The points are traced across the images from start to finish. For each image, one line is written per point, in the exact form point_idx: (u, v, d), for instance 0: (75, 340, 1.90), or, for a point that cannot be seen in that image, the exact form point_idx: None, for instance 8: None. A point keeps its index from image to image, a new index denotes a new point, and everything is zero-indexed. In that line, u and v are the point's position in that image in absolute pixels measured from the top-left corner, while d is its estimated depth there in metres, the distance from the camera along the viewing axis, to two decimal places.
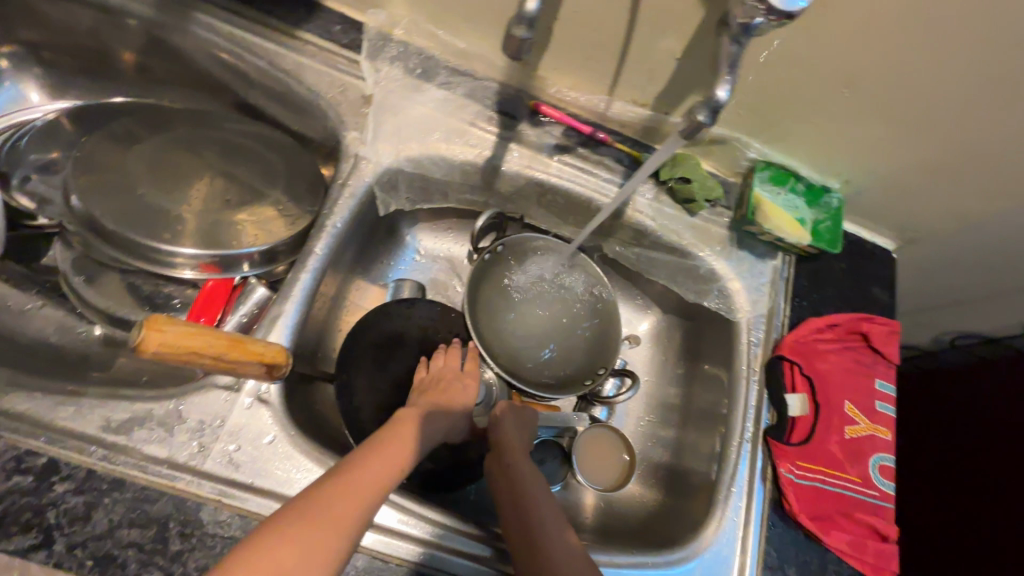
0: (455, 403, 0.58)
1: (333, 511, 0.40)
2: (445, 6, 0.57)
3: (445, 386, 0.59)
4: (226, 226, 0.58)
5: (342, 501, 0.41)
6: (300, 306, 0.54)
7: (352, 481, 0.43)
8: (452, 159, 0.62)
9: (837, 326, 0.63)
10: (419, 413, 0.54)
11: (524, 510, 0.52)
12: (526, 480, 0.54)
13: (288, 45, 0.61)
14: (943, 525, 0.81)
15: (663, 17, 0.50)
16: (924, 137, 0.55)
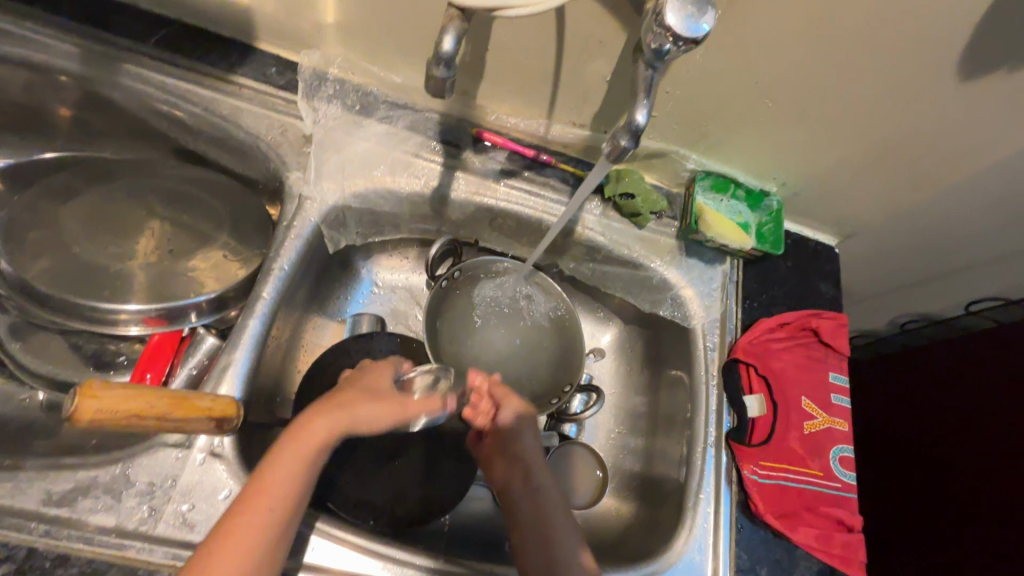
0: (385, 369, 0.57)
1: (265, 525, 0.42)
2: (377, 43, 0.58)
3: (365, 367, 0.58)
4: (171, 277, 0.58)
5: (272, 508, 0.42)
6: (250, 353, 0.53)
7: (278, 483, 0.43)
8: (398, 191, 0.62)
9: (788, 324, 0.65)
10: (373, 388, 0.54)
11: (540, 520, 0.56)
12: (548, 498, 0.58)
13: (223, 90, 0.60)
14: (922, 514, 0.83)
15: (587, 43, 0.52)
16: (845, 141, 0.58)
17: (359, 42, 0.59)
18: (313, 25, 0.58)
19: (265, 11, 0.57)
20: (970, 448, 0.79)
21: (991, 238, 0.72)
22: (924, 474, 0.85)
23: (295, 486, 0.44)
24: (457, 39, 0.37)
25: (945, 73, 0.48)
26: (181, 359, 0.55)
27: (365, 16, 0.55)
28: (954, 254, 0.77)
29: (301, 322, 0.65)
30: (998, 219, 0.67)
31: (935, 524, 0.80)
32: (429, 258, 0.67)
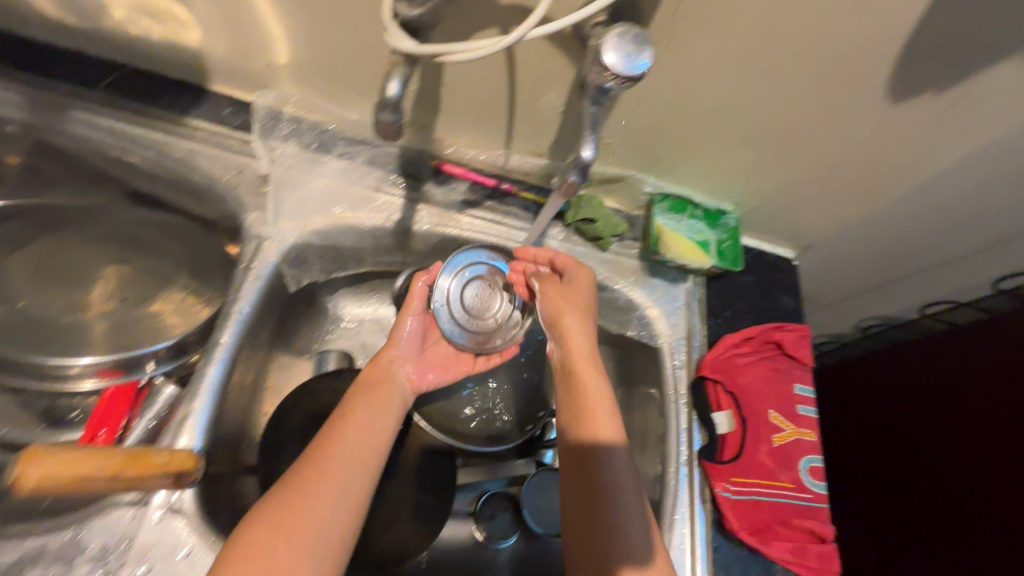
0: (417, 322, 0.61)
1: (337, 458, 0.46)
2: (332, 82, 0.58)
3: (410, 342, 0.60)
4: (127, 325, 0.57)
5: (347, 446, 0.47)
6: (211, 401, 0.52)
7: (354, 430, 0.49)
8: (360, 227, 0.62)
9: (752, 339, 0.66)
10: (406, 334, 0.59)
11: (594, 499, 0.50)
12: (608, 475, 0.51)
13: (176, 133, 0.60)
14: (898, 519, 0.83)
15: (539, 78, 0.53)
16: (793, 160, 0.60)
17: (314, 81, 0.59)
18: (266, 66, 0.58)
19: (216, 53, 0.57)
20: (930, 451, 0.80)
21: (938, 244, 0.75)
22: (894, 477, 0.86)
23: (370, 424, 0.50)
24: (402, 84, 0.38)
25: (876, 97, 0.51)
26: (140, 409, 0.54)
27: (318, 56, 0.56)
28: (906, 260, 0.80)
29: (266, 362, 0.64)
30: (941, 226, 0.70)
31: (905, 525, 0.82)
32: (394, 289, 0.66)
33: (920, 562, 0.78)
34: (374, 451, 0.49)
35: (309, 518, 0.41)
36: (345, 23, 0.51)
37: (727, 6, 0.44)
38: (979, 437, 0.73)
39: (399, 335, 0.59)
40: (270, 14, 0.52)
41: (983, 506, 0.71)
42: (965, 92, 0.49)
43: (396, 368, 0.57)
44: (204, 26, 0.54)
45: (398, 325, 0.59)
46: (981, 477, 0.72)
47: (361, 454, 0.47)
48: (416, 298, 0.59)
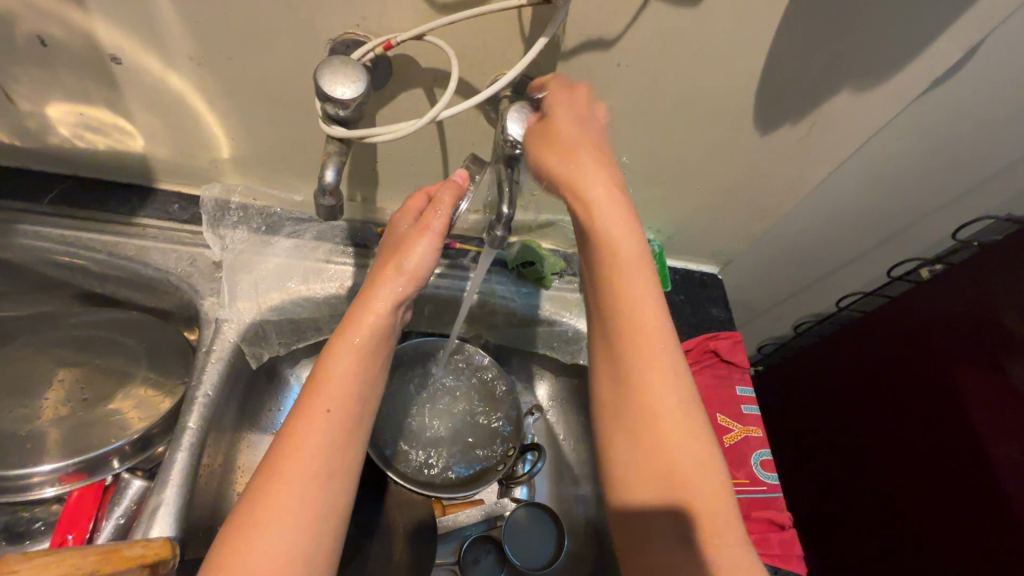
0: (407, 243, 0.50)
1: (324, 418, 0.42)
2: (274, 170, 0.64)
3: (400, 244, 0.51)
4: (85, 427, 0.56)
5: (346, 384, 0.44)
6: (179, 488, 0.52)
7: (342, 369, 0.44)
8: (314, 297, 0.66)
9: (690, 351, 0.73)
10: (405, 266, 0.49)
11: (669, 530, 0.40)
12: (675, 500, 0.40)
13: (126, 233, 0.62)
14: (880, 507, 0.85)
15: (463, 146, 0.60)
16: (697, 189, 0.69)
17: (257, 169, 0.64)
18: (210, 161, 0.62)
19: (160, 155, 0.61)
20: (893, 442, 0.83)
21: (835, 244, 0.85)
22: (858, 468, 0.89)
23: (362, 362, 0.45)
24: (337, 170, 0.43)
25: (747, 133, 0.60)
26: (107, 510, 0.54)
27: (259, 149, 0.61)
28: (814, 262, 0.90)
29: (234, 442, 0.65)
30: (833, 227, 0.81)
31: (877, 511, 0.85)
32: None
33: (885, 539, 0.84)
34: (363, 421, 0.44)
35: (317, 472, 0.40)
36: (280, 117, 0.57)
37: (608, 75, 0.52)
38: (942, 432, 0.76)
39: (408, 261, 0.49)
40: (210, 118, 0.57)
41: (925, 477, 0.78)
42: (814, 121, 0.59)
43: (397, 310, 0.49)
44: (147, 133, 0.58)
45: (409, 252, 0.49)
46: (949, 470, 0.75)
47: (348, 425, 0.43)
48: (439, 218, 0.50)
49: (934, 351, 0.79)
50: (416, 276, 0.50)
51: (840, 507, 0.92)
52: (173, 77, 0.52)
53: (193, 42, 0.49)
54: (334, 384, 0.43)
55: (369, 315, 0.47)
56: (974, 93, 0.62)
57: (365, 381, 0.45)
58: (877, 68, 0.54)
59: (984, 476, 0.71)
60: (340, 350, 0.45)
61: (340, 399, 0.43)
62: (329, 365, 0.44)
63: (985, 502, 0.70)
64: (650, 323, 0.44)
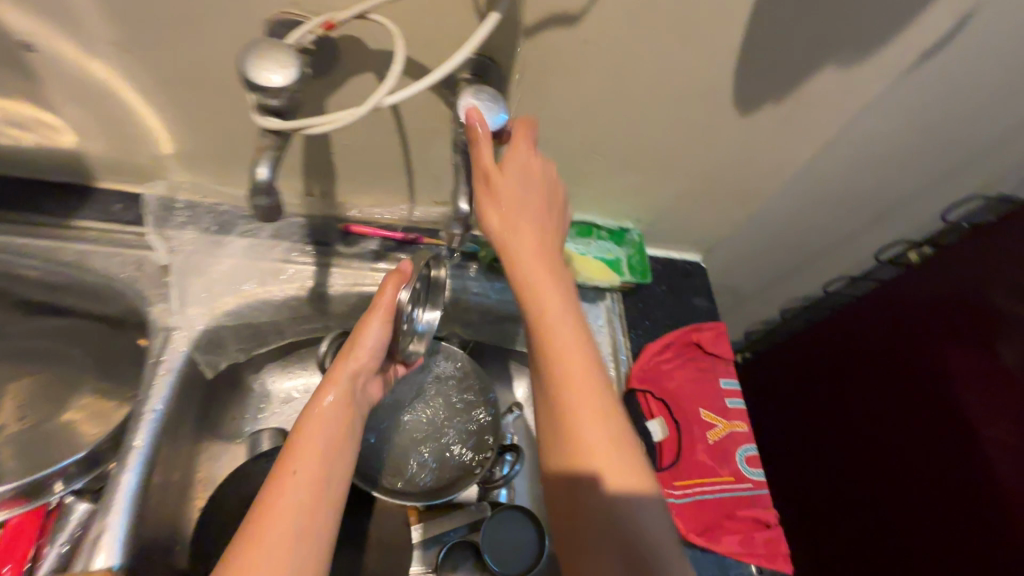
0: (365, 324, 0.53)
1: (294, 483, 0.43)
2: (223, 165, 0.59)
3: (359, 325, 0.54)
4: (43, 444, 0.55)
5: (314, 451, 0.46)
6: (127, 512, 0.49)
7: (310, 438, 0.47)
8: (273, 300, 0.62)
9: (674, 343, 0.69)
10: (364, 345, 0.52)
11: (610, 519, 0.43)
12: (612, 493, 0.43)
13: (64, 238, 0.58)
14: (872, 497, 0.83)
15: (424, 134, 0.56)
16: (676, 175, 0.65)
17: (204, 165, 0.59)
18: (152, 158, 0.58)
19: (96, 152, 0.56)
20: (883, 429, 0.81)
21: (821, 227, 0.82)
22: (848, 458, 0.87)
23: (331, 431, 0.48)
24: (272, 167, 0.39)
25: (727, 115, 0.56)
26: (50, 537, 0.50)
27: (204, 143, 0.56)
28: (800, 245, 0.87)
29: (193, 454, 0.61)
30: (819, 211, 0.78)
31: (870, 504, 0.83)
32: (320, 354, 0.65)
33: (876, 530, 0.82)
34: (334, 488, 0.45)
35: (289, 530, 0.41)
36: (222, 107, 0.52)
37: (576, 54, 0.48)
38: (932, 416, 0.74)
39: (364, 337, 0.52)
40: (145, 110, 0.52)
41: (915, 467, 0.76)
42: (798, 100, 0.56)
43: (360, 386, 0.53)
44: (78, 128, 0.53)
45: (363, 332, 0.53)
46: (942, 455, 0.73)
47: (318, 488, 0.44)
48: (388, 297, 0.52)
49: (924, 336, 0.76)
50: (376, 353, 0.53)
51: (832, 498, 0.90)
52: (96, 64, 0.47)
53: (114, 25, 0.44)
54: (302, 452, 0.45)
55: (333, 388, 0.50)
56: (968, 67, 0.58)
57: (332, 449, 0.47)
58: (865, 41, 0.50)
59: (975, 458, 0.69)
60: (310, 422, 0.48)
61: (309, 465, 0.45)
62: (300, 433, 0.47)
63: (978, 491, 0.69)
64: (559, 317, 0.46)
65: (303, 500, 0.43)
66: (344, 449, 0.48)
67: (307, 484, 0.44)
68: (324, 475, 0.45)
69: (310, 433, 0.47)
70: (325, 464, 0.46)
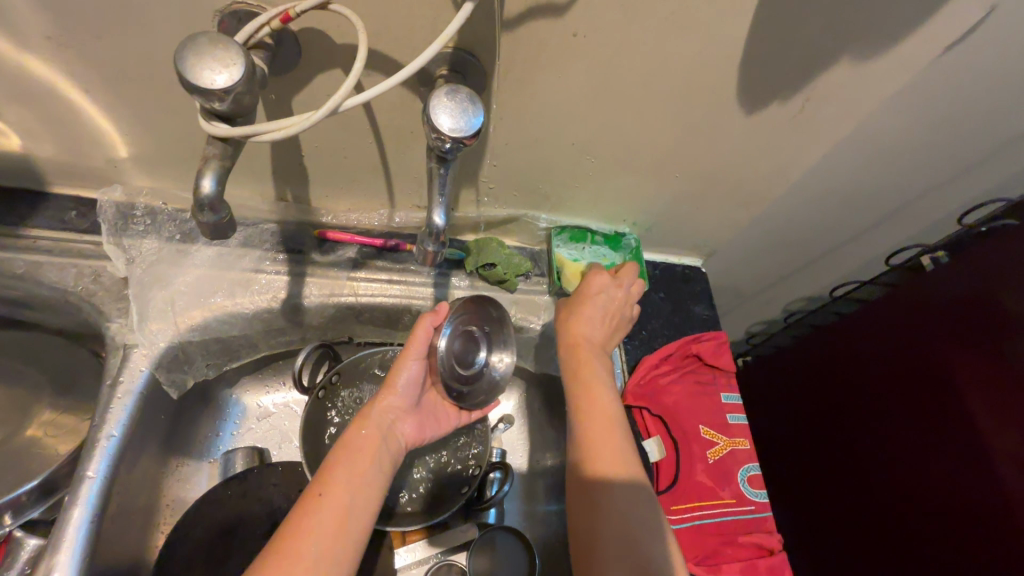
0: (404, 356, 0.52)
1: (327, 501, 0.43)
2: (185, 169, 0.55)
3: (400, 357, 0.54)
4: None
5: (351, 472, 0.45)
6: (79, 549, 0.45)
7: (350, 460, 0.46)
8: (243, 313, 0.58)
9: (671, 356, 0.65)
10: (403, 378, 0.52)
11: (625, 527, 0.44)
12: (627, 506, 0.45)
13: (13, 248, 0.53)
14: (878, 510, 0.79)
15: (401, 135, 0.51)
16: (675, 177, 0.61)
17: (165, 169, 0.55)
18: (107, 161, 0.53)
19: (45, 155, 0.52)
20: (889, 440, 0.77)
21: (828, 228, 0.78)
22: (855, 471, 0.83)
23: (369, 456, 0.47)
24: (218, 179, 0.34)
25: (730, 113, 0.52)
26: None
27: (162, 145, 0.52)
28: (805, 247, 0.83)
29: (159, 477, 0.57)
30: (826, 212, 0.74)
31: (877, 518, 0.79)
32: (295, 369, 0.60)
33: (875, 544, 0.79)
34: (363, 512, 0.44)
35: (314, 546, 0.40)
36: (178, 107, 0.48)
37: (564, 48, 0.43)
38: (941, 427, 0.70)
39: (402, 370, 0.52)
40: (93, 111, 0.47)
41: (919, 482, 0.73)
42: (807, 98, 0.51)
43: (396, 420, 0.52)
44: (22, 129, 0.49)
45: (397, 371, 0.52)
46: (952, 467, 0.68)
47: (348, 508, 0.43)
48: (419, 340, 0.52)
49: (934, 345, 0.72)
50: (414, 385, 0.53)
51: (837, 510, 0.86)
52: (33, 60, 0.42)
53: (46, 16, 0.39)
54: (332, 476, 0.44)
55: (372, 416, 0.50)
56: (993, 60, 0.53)
57: (366, 472, 0.46)
58: (882, 33, 0.46)
59: (985, 472, 0.65)
60: (350, 444, 0.47)
61: (343, 485, 0.44)
62: (341, 453, 0.46)
63: (981, 509, 0.65)
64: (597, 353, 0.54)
65: (329, 523, 0.41)
66: (375, 478, 0.46)
67: (340, 504, 0.43)
68: (351, 501, 0.44)
69: (350, 454, 0.46)
70: (358, 487, 0.45)
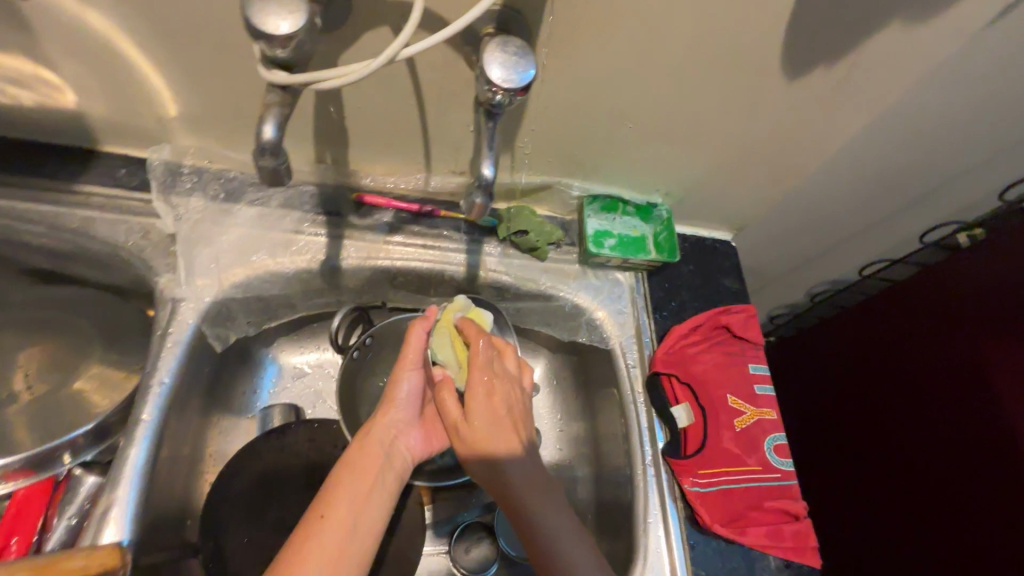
0: (400, 374, 0.56)
1: (327, 520, 0.45)
2: (231, 130, 0.56)
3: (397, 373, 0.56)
4: (63, 411, 0.55)
5: (352, 490, 0.48)
6: (135, 487, 0.47)
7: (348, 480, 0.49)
8: (283, 272, 0.59)
9: (700, 326, 0.66)
10: (400, 399, 0.56)
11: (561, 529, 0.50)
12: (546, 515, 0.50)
13: (68, 203, 0.55)
14: (898, 486, 0.80)
15: (442, 96, 0.52)
16: (712, 147, 0.61)
17: (211, 130, 0.56)
18: (156, 121, 0.55)
19: (97, 113, 0.54)
20: (910, 417, 0.78)
21: (863, 205, 0.77)
22: (876, 447, 0.84)
23: (368, 476, 0.50)
24: (278, 126, 0.35)
25: (773, 79, 0.51)
26: (58, 509, 0.49)
27: (210, 105, 0.53)
28: (837, 225, 0.82)
29: (202, 429, 0.59)
30: (861, 187, 0.73)
31: (898, 495, 0.79)
32: (332, 330, 0.63)
33: (900, 520, 0.79)
34: (364, 528, 0.47)
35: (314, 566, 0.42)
36: (227, 65, 0.49)
37: (610, 7, 0.43)
38: (966, 404, 0.71)
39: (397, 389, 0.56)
40: (146, 67, 0.49)
41: (944, 459, 0.73)
42: (853, 63, 0.51)
43: (398, 437, 0.55)
44: (78, 86, 0.50)
45: (395, 384, 0.56)
46: (972, 442, 0.69)
47: (347, 524, 0.46)
48: (415, 346, 0.56)
49: (966, 324, 0.72)
50: (413, 402, 0.56)
51: (857, 485, 0.87)
52: (93, 15, 0.44)
53: None
54: (335, 501, 0.47)
55: (375, 434, 0.53)
56: None
57: (364, 489, 0.49)
58: None
59: (1004, 446, 0.65)
60: (349, 464, 0.50)
61: (340, 507, 0.46)
62: (338, 474, 0.49)
63: (1007, 486, 0.65)
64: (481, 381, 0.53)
65: (329, 549, 0.44)
66: (375, 502, 0.49)
67: (336, 523, 0.45)
68: (352, 528, 0.46)
69: (351, 473, 0.49)
70: (354, 505, 0.47)
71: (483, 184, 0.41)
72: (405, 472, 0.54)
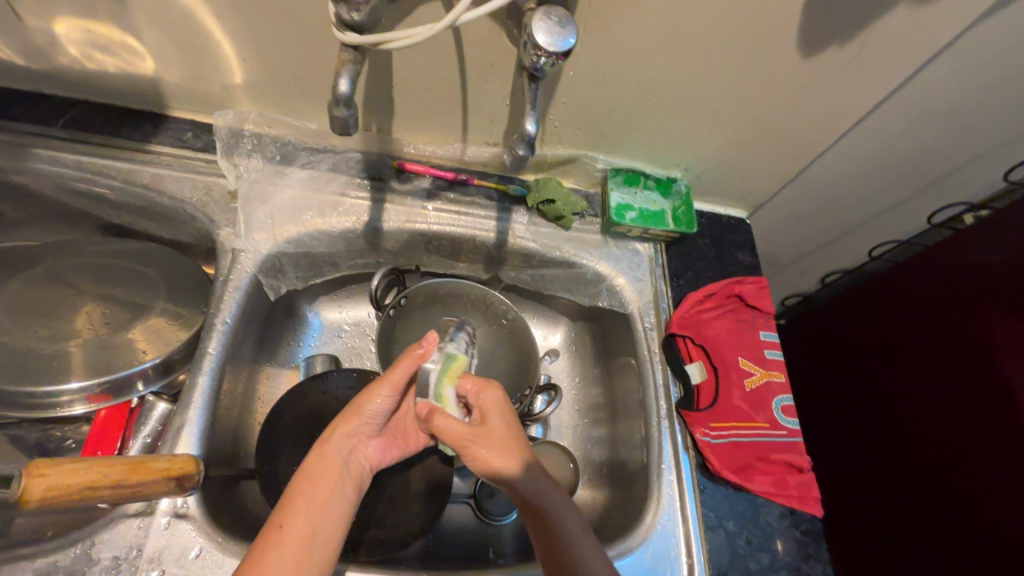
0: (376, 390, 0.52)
1: (296, 522, 0.44)
2: (287, 98, 0.62)
3: (374, 387, 0.53)
4: (121, 347, 0.57)
5: (313, 495, 0.46)
6: (203, 410, 0.53)
7: (308, 487, 0.47)
8: (331, 231, 0.65)
9: (714, 295, 0.70)
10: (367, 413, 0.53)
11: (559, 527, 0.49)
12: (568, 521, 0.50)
13: (143, 161, 0.61)
14: (901, 460, 0.82)
15: (485, 69, 0.57)
16: (729, 124, 0.65)
17: (270, 97, 0.62)
18: (223, 87, 0.60)
19: (171, 79, 0.59)
20: (915, 393, 0.80)
21: (874, 188, 0.81)
22: (881, 422, 0.87)
23: (331, 483, 0.48)
24: (351, 80, 0.42)
25: (789, 58, 0.56)
26: (133, 429, 0.55)
27: (273, 75, 0.58)
28: (849, 210, 0.86)
29: (255, 372, 0.65)
30: (872, 170, 0.77)
31: (897, 466, 0.82)
32: (372, 289, 0.66)
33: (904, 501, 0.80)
34: (326, 528, 0.45)
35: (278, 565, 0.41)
36: (291, 37, 0.54)
37: None
38: (965, 380, 0.74)
39: (366, 404, 0.52)
40: (220, 39, 0.54)
41: (970, 451, 0.72)
42: (865, 41, 0.55)
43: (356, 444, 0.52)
44: (157, 54, 0.56)
45: (367, 399, 0.53)
46: (976, 415, 0.71)
47: (307, 529, 0.44)
48: (401, 371, 0.52)
49: (972, 300, 0.74)
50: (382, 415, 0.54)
51: (858, 459, 0.90)
52: None
53: None
54: (298, 506, 0.45)
55: (332, 441, 0.51)
56: None
57: (324, 497, 0.46)
58: None
59: (1006, 415, 0.68)
60: (310, 471, 0.48)
61: (302, 513, 0.44)
62: (296, 482, 0.47)
63: (1006, 450, 0.67)
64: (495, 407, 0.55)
65: (291, 553, 0.42)
66: (335, 502, 0.47)
67: (303, 525, 0.44)
68: (313, 533, 0.44)
69: (310, 479, 0.47)
70: (315, 513, 0.45)
71: (523, 136, 0.46)
72: (366, 481, 0.52)
